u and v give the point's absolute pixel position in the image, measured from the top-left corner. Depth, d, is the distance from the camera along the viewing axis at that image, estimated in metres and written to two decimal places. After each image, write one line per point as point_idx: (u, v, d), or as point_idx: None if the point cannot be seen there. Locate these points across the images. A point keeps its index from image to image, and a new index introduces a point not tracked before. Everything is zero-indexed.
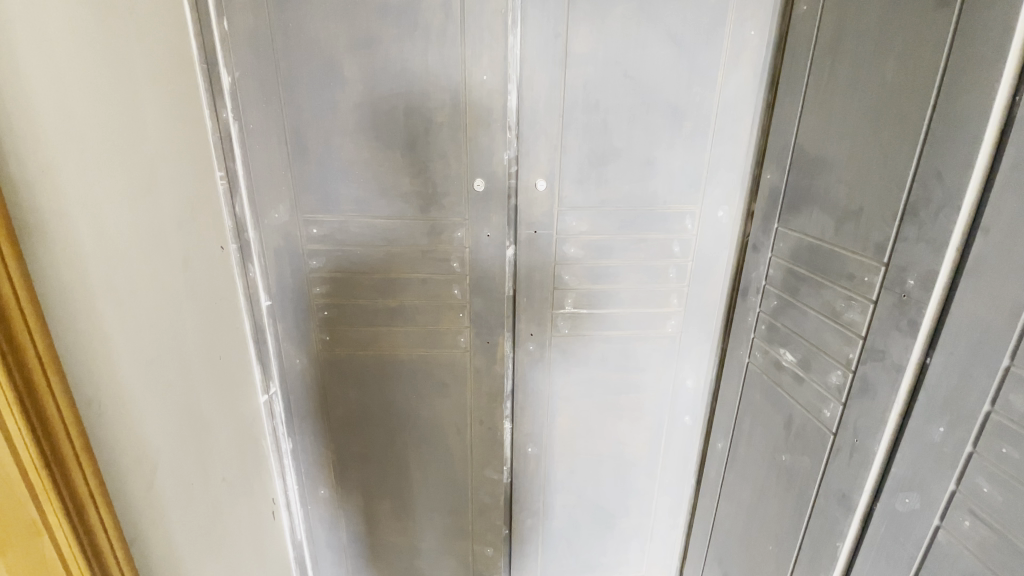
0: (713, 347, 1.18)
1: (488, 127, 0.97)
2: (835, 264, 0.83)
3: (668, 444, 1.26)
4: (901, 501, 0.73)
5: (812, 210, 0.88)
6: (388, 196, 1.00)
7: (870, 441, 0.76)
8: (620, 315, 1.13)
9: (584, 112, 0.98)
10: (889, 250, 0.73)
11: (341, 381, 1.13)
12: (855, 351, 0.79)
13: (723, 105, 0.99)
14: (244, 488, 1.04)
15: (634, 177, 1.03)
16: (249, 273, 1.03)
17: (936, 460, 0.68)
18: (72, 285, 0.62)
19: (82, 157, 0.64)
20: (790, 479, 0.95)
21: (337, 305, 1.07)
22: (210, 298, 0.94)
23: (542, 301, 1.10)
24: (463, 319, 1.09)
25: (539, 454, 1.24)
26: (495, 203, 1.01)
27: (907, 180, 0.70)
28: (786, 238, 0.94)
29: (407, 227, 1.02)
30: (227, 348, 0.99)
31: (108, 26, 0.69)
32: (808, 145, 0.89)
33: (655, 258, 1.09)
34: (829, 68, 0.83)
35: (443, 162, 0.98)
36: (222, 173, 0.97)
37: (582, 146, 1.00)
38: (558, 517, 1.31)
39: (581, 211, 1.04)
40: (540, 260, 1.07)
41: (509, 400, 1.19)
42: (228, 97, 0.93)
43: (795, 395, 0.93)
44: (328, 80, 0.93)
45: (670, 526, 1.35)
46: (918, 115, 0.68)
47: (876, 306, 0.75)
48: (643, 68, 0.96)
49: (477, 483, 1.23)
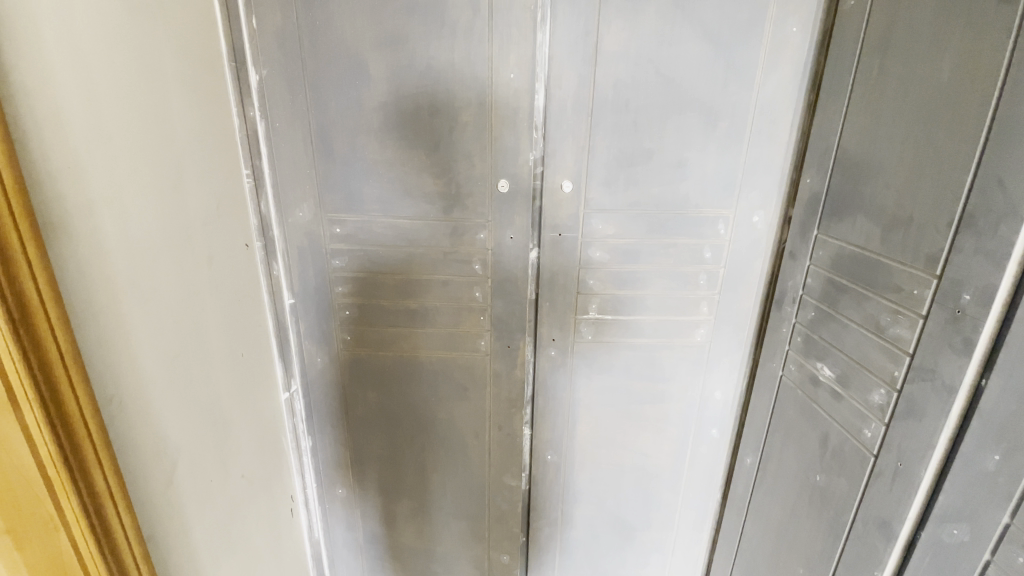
0: (743, 357, 1.13)
1: (513, 127, 0.94)
2: (881, 276, 0.78)
3: (693, 457, 1.22)
4: (949, 532, 0.68)
5: (856, 217, 0.82)
6: (411, 196, 0.99)
7: (915, 466, 0.71)
8: (648, 322, 1.10)
9: (614, 111, 0.94)
10: (943, 262, 0.67)
11: (361, 381, 1.12)
12: (900, 368, 0.74)
13: (761, 105, 0.95)
14: (262, 484, 1.04)
15: (665, 179, 0.99)
16: (274, 271, 1.04)
17: (989, 491, 0.62)
18: (97, 284, 0.62)
19: (107, 152, 0.64)
20: (824, 500, 0.89)
21: (359, 305, 1.06)
22: (234, 296, 0.94)
23: (565, 305, 1.07)
24: (484, 322, 1.07)
25: (558, 461, 1.21)
26: (520, 205, 0.99)
27: (965, 187, 0.65)
28: (827, 246, 0.89)
29: (430, 228, 1.01)
30: (249, 346, 1.00)
31: (137, 23, 0.70)
32: (853, 147, 0.83)
33: (685, 264, 1.05)
34: (878, 66, 0.78)
35: (468, 162, 0.97)
36: (249, 171, 0.97)
37: (611, 147, 0.97)
38: (577, 527, 1.28)
39: (608, 214, 1.01)
40: (564, 264, 1.04)
41: (530, 406, 1.16)
42: (256, 95, 0.93)
43: (832, 412, 0.87)
44: (354, 77, 0.92)
45: (692, 542, 1.30)
46: (979, 117, 0.63)
47: (926, 321, 0.70)
48: (675, 66, 0.92)
49: (495, 490, 1.22)
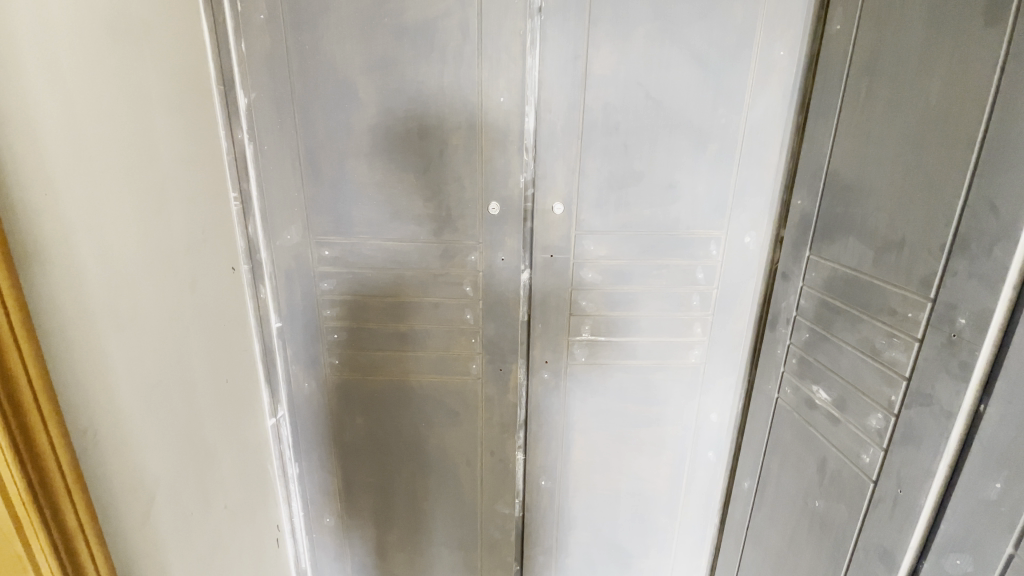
0: (739, 379, 1.12)
1: (504, 149, 0.94)
2: (874, 298, 0.77)
3: (690, 480, 1.20)
4: (952, 562, 0.65)
5: (848, 239, 0.82)
6: (401, 218, 0.98)
7: (915, 493, 0.69)
8: (642, 344, 1.09)
9: (604, 133, 0.94)
10: (937, 285, 0.66)
11: (350, 406, 1.10)
12: (898, 393, 0.72)
13: (750, 127, 0.95)
14: (245, 515, 1.01)
15: (656, 201, 0.99)
16: (261, 294, 1.02)
17: (991, 520, 0.60)
18: (71, 312, 0.60)
19: (88, 177, 0.63)
20: (824, 527, 0.87)
21: (347, 328, 1.04)
22: (219, 320, 0.92)
23: (558, 328, 1.06)
24: (476, 344, 1.06)
25: (552, 487, 1.18)
26: (511, 226, 0.98)
27: (956, 211, 0.65)
28: (819, 267, 0.89)
29: (419, 250, 0.99)
30: (234, 371, 0.97)
31: (122, 47, 0.69)
32: (843, 169, 0.83)
33: (678, 285, 1.05)
34: (866, 89, 0.79)
35: (458, 185, 0.96)
36: (236, 194, 0.96)
37: (602, 168, 0.96)
38: (572, 554, 1.24)
39: (600, 235, 1.00)
40: (556, 285, 1.03)
41: (523, 429, 1.14)
42: (245, 118, 0.93)
43: (829, 436, 0.86)
44: (343, 100, 0.92)
45: (690, 568, 1.28)
46: (969, 140, 0.63)
47: (921, 345, 0.68)
48: (665, 90, 0.93)
49: (488, 517, 1.19)
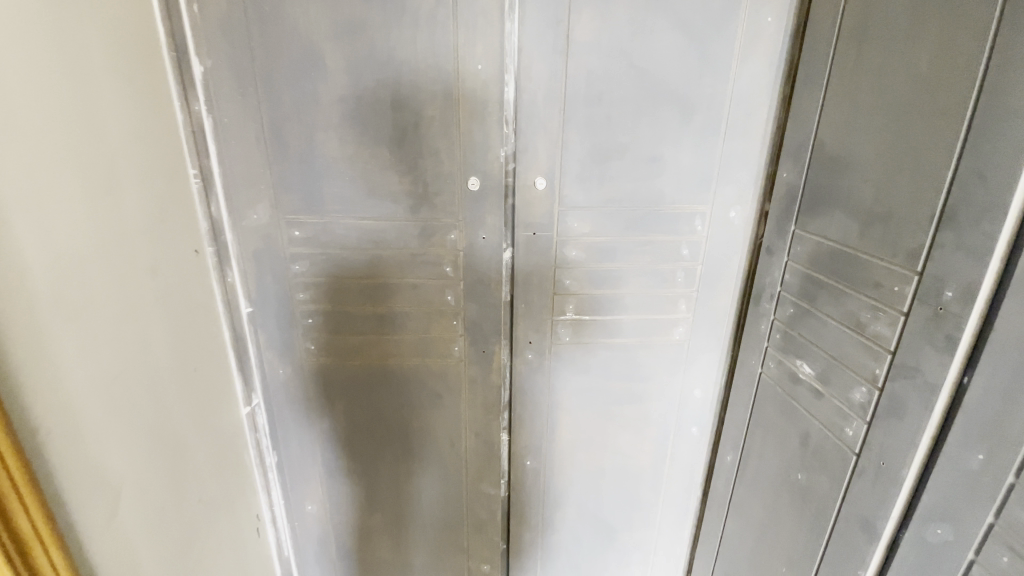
0: (722, 354, 1.13)
1: (482, 121, 0.89)
2: (859, 272, 0.76)
3: (674, 455, 1.22)
4: (933, 532, 0.66)
5: (833, 212, 0.81)
6: (375, 196, 0.93)
7: (897, 465, 0.69)
8: (626, 322, 1.08)
9: (587, 105, 0.91)
10: (924, 258, 0.65)
11: (329, 392, 1.06)
12: (882, 366, 0.72)
13: (736, 98, 0.93)
14: (223, 506, 0.98)
15: (640, 175, 0.96)
16: (228, 278, 0.97)
17: (973, 490, 0.60)
18: (13, 302, 0.55)
19: (27, 153, 0.57)
20: (805, 499, 0.88)
21: (323, 312, 1.00)
22: (182, 307, 0.87)
23: (542, 307, 1.04)
24: (457, 326, 1.03)
25: (537, 466, 1.18)
26: (491, 203, 0.94)
27: (945, 181, 0.63)
28: (805, 241, 0.88)
29: (396, 229, 0.95)
30: (202, 360, 0.93)
31: (57, 9, 0.62)
32: (829, 141, 0.82)
33: (662, 262, 1.03)
34: (854, 57, 0.76)
35: (435, 159, 0.91)
36: (196, 171, 0.90)
37: (586, 141, 0.93)
38: (558, 531, 1.26)
39: (583, 211, 0.97)
40: (538, 263, 1.00)
41: (507, 410, 1.13)
42: (200, 88, 0.86)
43: (813, 410, 0.86)
44: (309, 69, 0.85)
45: (674, 540, 1.30)
46: (959, 109, 0.61)
47: (907, 318, 0.68)
48: (650, 58, 0.89)
49: (473, 499, 1.18)
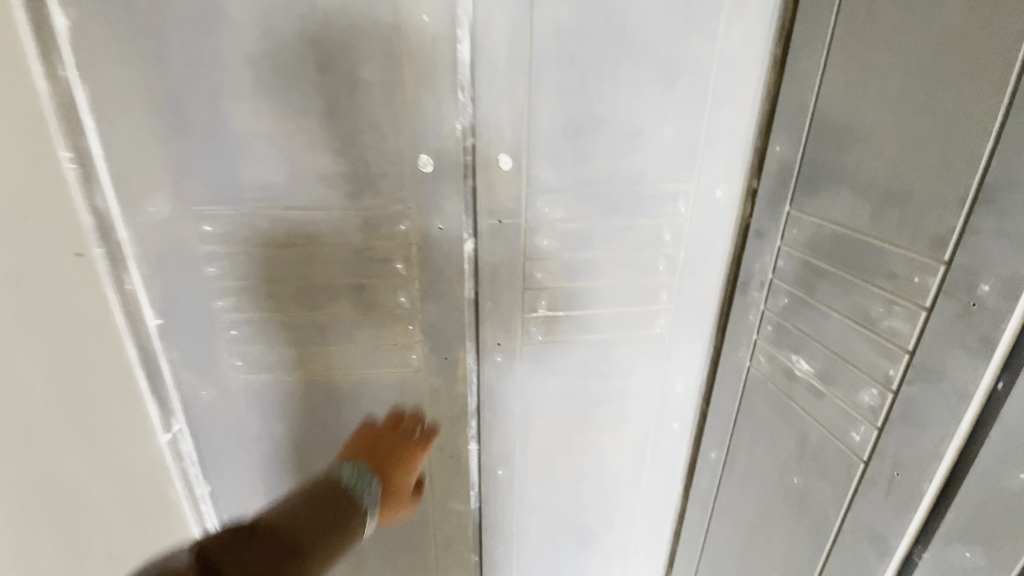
0: (705, 346, 1.04)
1: (433, 88, 0.74)
2: (868, 260, 0.67)
3: (655, 453, 1.14)
4: (959, 553, 0.59)
5: (837, 191, 0.71)
6: (305, 181, 0.76)
7: (916, 477, 0.62)
8: (604, 316, 0.97)
9: (556, 68, 0.77)
10: (953, 246, 0.57)
11: (266, 413, 0.91)
12: (897, 367, 0.64)
13: (724, 60, 0.81)
14: (135, 549, 0.84)
15: (618, 151, 0.84)
16: (127, 285, 0.79)
17: (1011, 511, 0.54)
18: None
19: None
20: (802, 505, 0.82)
21: (249, 321, 0.84)
22: (56, 323, 0.71)
23: (510, 305, 0.91)
24: (414, 331, 0.89)
25: (510, 476, 1.08)
26: (447, 187, 0.80)
27: (983, 155, 0.54)
28: (802, 224, 0.78)
29: (333, 220, 0.79)
30: (91, 383, 0.77)
31: None
32: (833, 110, 0.72)
33: (642, 249, 0.92)
34: (867, 10, 0.66)
35: (377, 135, 0.76)
36: (72, 154, 0.72)
37: (556, 112, 0.79)
38: (534, 540, 1.16)
39: (554, 194, 0.84)
40: (505, 256, 0.87)
41: (475, 419, 1.01)
42: (68, 49, 0.67)
43: (811, 410, 0.79)
44: (207, 20, 0.67)
45: (654, 538, 1.24)
46: (1002, 68, 0.52)
47: (929, 315, 0.60)
48: (629, 12, 0.76)
49: (441, 516, 1.06)
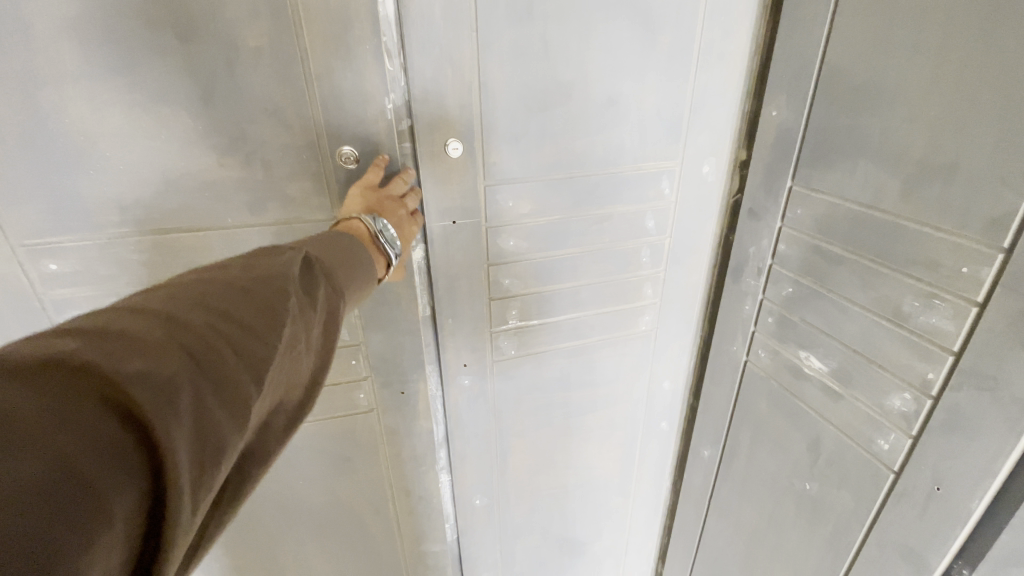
0: (693, 339, 0.94)
1: (350, 56, 0.55)
2: (899, 245, 0.57)
3: (643, 455, 1.05)
4: None
5: (856, 164, 0.60)
6: (185, 192, 0.57)
7: (962, 495, 0.54)
8: (583, 319, 0.84)
9: (511, 22, 0.60)
10: (1016, 230, 0.46)
11: None
12: (936, 370, 0.55)
13: (712, 6, 0.66)
14: None
15: (591, 126, 0.69)
16: None
17: None
18: None
19: None
20: (816, 513, 0.74)
21: None
22: None
23: (475, 319, 0.76)
24: (359, 365, 0.72)
25: (489, 503, 0.95)
26: (382, 185, 0.62)
27: None
28: (810, 203, 0.67)
29: (234, 240, 0.60)
30: None
31: None
32: (848, 65, 0.59)
33: (623, 240, 0.79)
34: None
35: (280, 125, 0.57)
36: None
37: (514, 81, 0.63)
38: (520, 562, 1.06)
39: (519, 184, 0.69)
40: (464, 263, 0.71)
41: (444, 449, 0.87)
42: None
43: (826, 413, 0.70)
44: None
45: (645, 537, 1.17)
46: None
47: (982, 312, 0.50)
48: None
49: (414, 558, 0.93)
